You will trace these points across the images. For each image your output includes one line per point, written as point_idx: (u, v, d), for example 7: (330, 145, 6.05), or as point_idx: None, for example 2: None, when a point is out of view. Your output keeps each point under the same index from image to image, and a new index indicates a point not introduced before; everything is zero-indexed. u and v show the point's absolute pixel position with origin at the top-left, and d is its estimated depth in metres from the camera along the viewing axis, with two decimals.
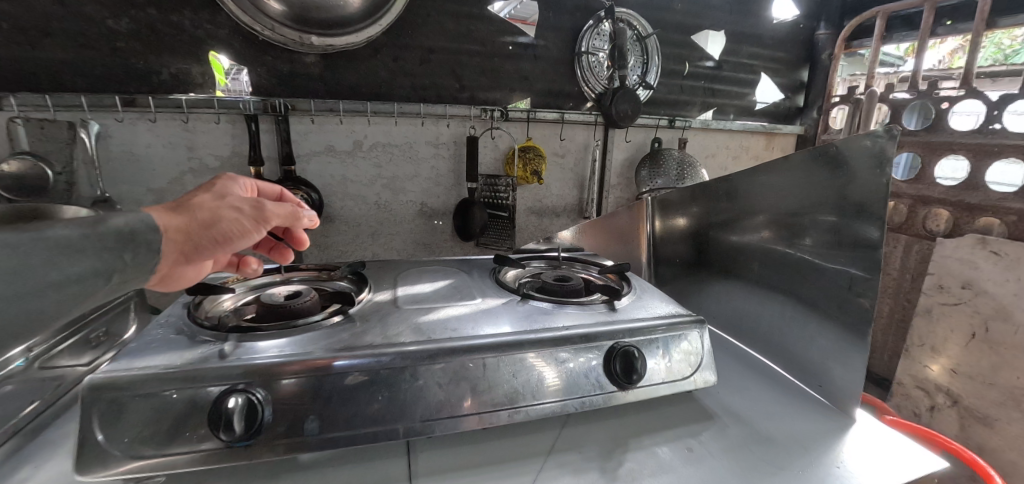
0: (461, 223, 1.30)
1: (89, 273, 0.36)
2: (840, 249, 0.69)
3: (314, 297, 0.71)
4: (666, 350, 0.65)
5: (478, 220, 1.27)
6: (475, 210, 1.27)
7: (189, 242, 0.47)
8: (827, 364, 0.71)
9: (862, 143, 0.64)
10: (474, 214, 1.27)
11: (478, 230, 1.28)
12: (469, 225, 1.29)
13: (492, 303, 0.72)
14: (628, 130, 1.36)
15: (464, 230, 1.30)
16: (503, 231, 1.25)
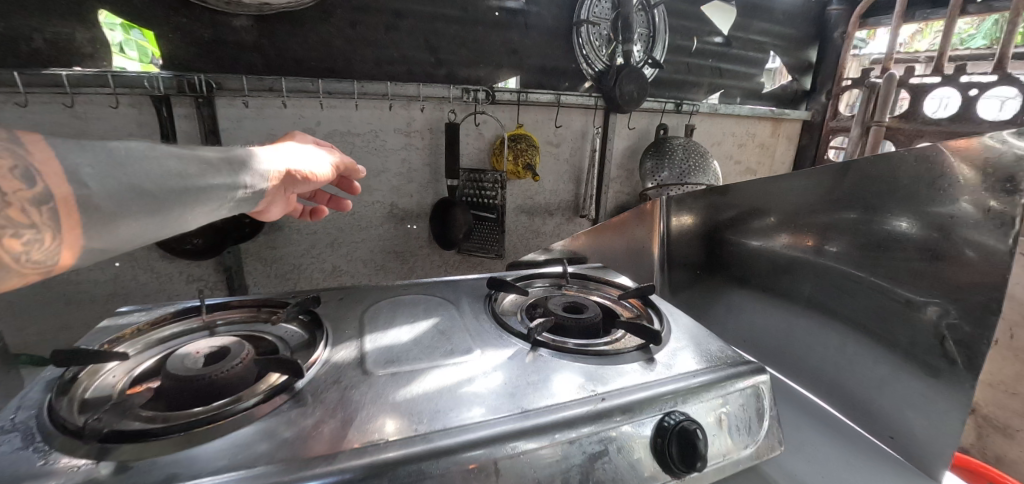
0: (442, 227, 1.13)
1: (212, 178, 0.40)
2: (934, 280, 0.54)
3: (249, 357, 0.52)
4: (726, 415, 0.51)
5: (459, 223, 1.09)
6: (456, 209, 1.09)
7: (288, 184, 0.55)
8: (904, 413, 0.58)
9: (975, 147, 0.49)
10: (455, 215, 1.09)
11: (460, 234, 1.10)
12: (451, 228, 1.11)
13: (494, 358, 0.54)
14: (631, 115, 1.20)
15: (446, 235, 1.12)
16: (492, 234, 1.07)
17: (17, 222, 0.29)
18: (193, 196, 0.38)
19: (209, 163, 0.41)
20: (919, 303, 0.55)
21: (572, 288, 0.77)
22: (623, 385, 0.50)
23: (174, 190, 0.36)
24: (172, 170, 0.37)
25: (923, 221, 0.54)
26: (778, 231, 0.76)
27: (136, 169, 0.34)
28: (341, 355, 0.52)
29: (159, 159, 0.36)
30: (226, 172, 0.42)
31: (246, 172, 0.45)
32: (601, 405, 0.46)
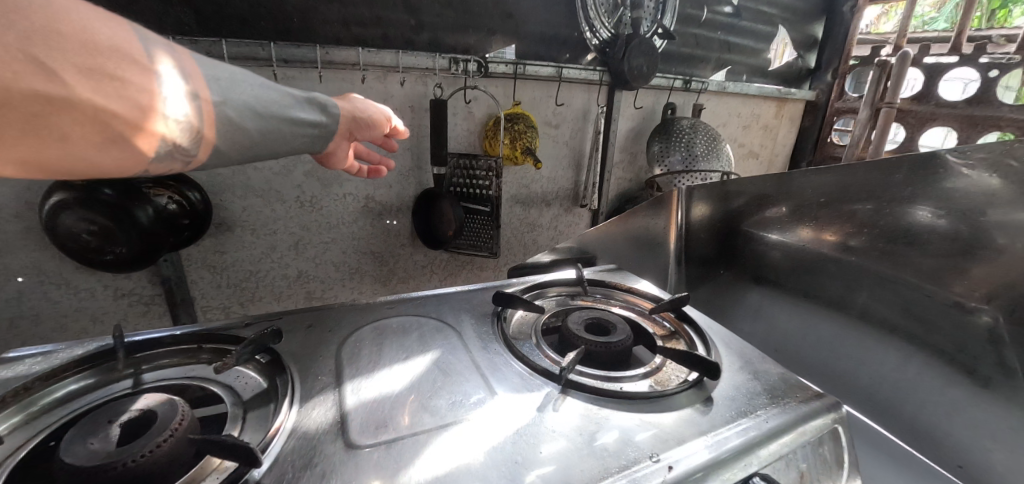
0: (426, 223, 0.98)
1: (299, 109, 0.43)
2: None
3: (184, 425, 0.38)
4: (807, 468, 0.40)
5: (446, 218, 0.94)
6: (442, 203, 0.94)
7: (352, 124, 0.54)
8: (981, 442, 0.50)
9: None
10: (442, 209, 0.94)
11: (449, 231, 0.95)
12: (437, 224, 0.96)
13: (512, 408, 0.41)
14: (637, 93, 1.09)
15: (433, 231, 0.98)
16: (484, 228, 0.96)
17: (177, 112, 0.31)
18: (286, 124, 0.41)
19: (297, 95, 0.44)
20: (965, 304, 0.52)
21: (590, 298, 0.66)
22: (684, 441, 0.38)
23: (274, 114, 0.39)
24: (272, 96, 0.39)
25: (943, 208, 0.55)
26: (796, 224, 0.71)
27: (247, 90, 0.37)
28: (317, 417, 0.38)
29: (260, 84, 0.39)
30: (308, 105, 0.45)
31: (321, 107, 0.47)
32: (668, 477, 0.34)
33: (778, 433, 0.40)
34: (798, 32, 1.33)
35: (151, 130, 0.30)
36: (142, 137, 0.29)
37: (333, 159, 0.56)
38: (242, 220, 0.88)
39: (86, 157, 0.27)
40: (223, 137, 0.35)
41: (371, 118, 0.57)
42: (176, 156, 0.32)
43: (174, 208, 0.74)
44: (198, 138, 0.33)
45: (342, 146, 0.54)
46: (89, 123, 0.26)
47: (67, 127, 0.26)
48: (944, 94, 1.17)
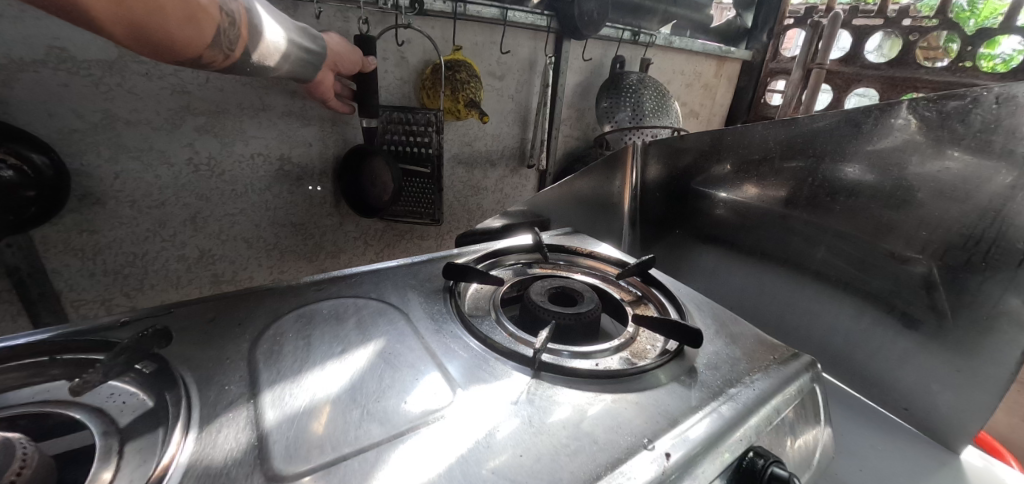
0: (355, 188, 0.86)
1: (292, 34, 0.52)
2: (945, 231, 0.48)
3: (26, 471, 0.27)
4: (789, 433, 0.39)
5: (381, 182, 0.85)
6: (375, 161, 0.84)
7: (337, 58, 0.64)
8: (928, 386, 0.51)
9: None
10: (372, 170, 0.85)
11: (384, 197, 0.85)
12: (369, 188, 0.86)
13: (482, 402, 0.35)
14: (585, 44, 1.02)
15: (363, 198, 0.87)
16: (422, 194, 0.88)
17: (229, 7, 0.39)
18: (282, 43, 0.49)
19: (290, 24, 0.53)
20: (903, 256, 0.51)
21: (550, 265, 0.60)
22: (676, 422, 0.34)
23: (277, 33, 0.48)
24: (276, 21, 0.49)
25: (869, 163, 0.53)
26: (743, 181, 0.68)
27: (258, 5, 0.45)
28: (224, 444, 0.29)
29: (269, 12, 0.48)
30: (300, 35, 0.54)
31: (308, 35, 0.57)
32: (667, 466, 0.30)
33: (767, 400, 0.38)
34: None
35: (215, 16, 0.37)
36: (204, 24, 0.36)
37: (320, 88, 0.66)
38: (115, 190, 0.70)
39: (172, 32, 0.35)
40: (253, 37, 0.43)
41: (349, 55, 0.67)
42: (223, 47, 0.39)
43: (12, 176, 0.56)
44: (240, 33, 0.40)
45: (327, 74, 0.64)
46: (179, 1, 0.35)
47: (166, 1, 0.34)
48: (864, 54, 1.17)
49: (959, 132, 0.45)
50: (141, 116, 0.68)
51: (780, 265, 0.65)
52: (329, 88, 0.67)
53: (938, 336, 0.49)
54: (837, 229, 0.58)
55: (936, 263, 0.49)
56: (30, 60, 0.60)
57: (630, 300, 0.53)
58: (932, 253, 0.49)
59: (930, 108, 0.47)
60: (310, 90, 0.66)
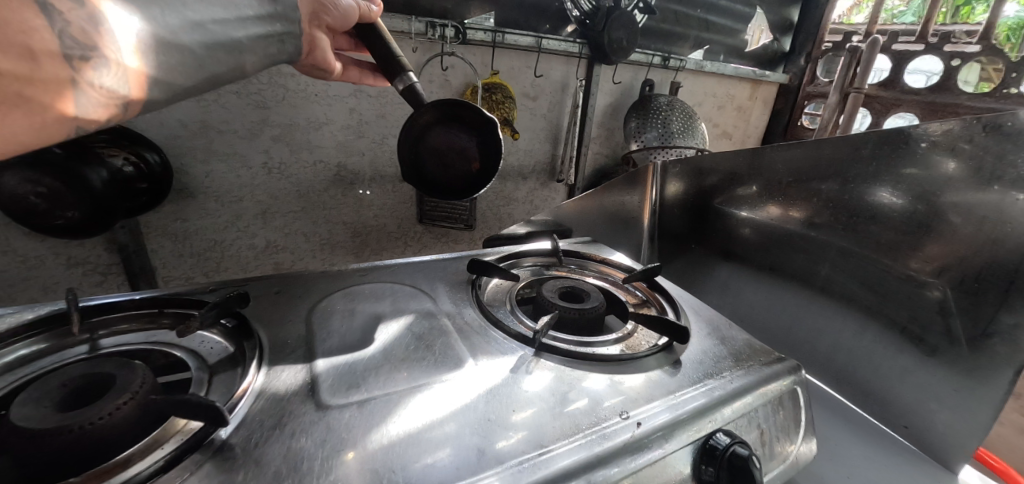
0: (433, 187, 0.63)
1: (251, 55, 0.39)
2: (945, 257, 0.49)
3: (145, 383, 0.36)
4: (766, 427, 0.43)
5: (455, 150, 0.60)
6: (424, 133, 0.60)
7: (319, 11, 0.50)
8: (925, 405, 0.53)
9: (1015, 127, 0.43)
10: (427, 145, 0.61)
11: (468, 170, 0.61)
12: (443, 176, 0.62)
13: (491, 372, 0.42)
14: (616, 68, 1.09)
15: (450, 187, 0.63)
16: (494, 143, 0.60)
17: (81, 45, 0.25)
18: (225, 62, 0.36)
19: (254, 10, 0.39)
20: (919, 280, 0.52)
21: (565, 269, 0.67)
22: (653, 401, 0.40)
23: (226, 52, 0.36)
24: (231, 39, 0.36)
25: (904, 187, 0.52)
26: (763, 201, 0.70)
27: (202, 15, 0.33)
28: (287, 380, 0.38)
29: (233, 26, 0.36)
30: (254, 64, 0.40)
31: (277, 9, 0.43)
32: (637, 432, 0.36)
33: (742, 394, 0.42)
34: (774, 14, 1.35)
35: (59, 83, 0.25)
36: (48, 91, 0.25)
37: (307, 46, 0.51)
38: (205, 187, 0.84)
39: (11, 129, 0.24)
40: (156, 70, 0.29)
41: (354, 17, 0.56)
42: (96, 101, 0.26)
43: (129, 170, 0.70)
44: (125, 77, 0.27)
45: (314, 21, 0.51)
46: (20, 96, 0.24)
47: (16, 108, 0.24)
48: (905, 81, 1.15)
49: (951, 156, 0.48)
50: (229, 126, 0.81)
51: (791, 282, 0.67)
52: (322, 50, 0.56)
53: (934, 355, 0.51)
54: (841, 247, 0.60)
55: (949, 285, 0.49)
56: None
57: (633, 302, 0.59)
58: (942, 275, 0.50)
59: (925, 135, 0.50)
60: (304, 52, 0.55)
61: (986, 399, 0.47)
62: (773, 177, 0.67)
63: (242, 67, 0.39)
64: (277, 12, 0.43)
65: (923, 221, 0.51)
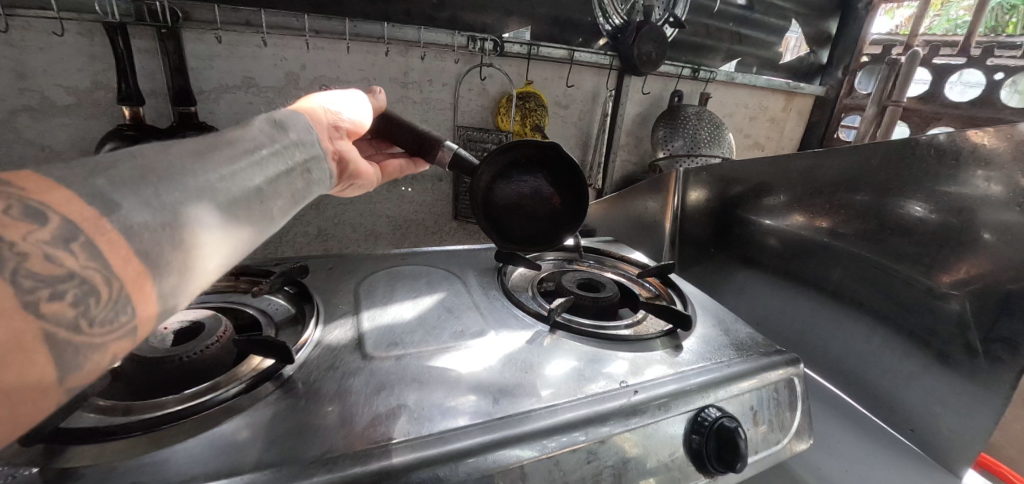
0: (534, 242, 0.61)
1: (273, 202, 0.32)
2: (969, 271, 0.51)
3: (227, 334, 0.44)
4: (760, 409, 0.47)
5: (528, 195, 0.60)
6: (496, 196, 0.60)
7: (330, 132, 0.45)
8: (930, 408, 0.55)
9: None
10: (506, 205, 0.60)
11: (553, 208, 0.62)
12: (535, 228, 0.62)
13: (510, 342, 0.48)
14: (646, 79, 1.14)
15: (549, 231, 0.62)
16: (563, 171, 0.61)
17: (47, 278, 0.20)
18: (242, 220, 0.29)
19: (271, 148, 0.33)
20: (941, 293, 0.54)
21: (585, 264, 0.72)
22: (654, 376, 0.45)
23: (240, 208, 0.29)
24: (240, 193, 0.29)
25: (934, 200, 0.53)
26: (789, 210, 0.72)
27: (195, 177, 0.26)
28: (340, 336, 0.46)
29: (241, 176, 0.29)
30: (279, 208, 0.33)
31: (296, 135, 0.37)
32: (636, 398, 0.41)
33: (739, 377, 0.46)
34: (810, 26, 1.38)
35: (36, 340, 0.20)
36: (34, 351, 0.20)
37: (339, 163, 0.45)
38: None
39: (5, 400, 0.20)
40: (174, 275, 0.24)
41: (365, 110, 0.50)
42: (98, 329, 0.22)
43: None
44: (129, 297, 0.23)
45: (334, 137, 0.45)
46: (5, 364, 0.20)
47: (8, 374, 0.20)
48: (946, 93, 1.22)
49: (962, 166, 0.51)
50: None
51: (807, 287, 0.71)
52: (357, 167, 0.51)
53: (941, 360, 0.54)
54: (857, 253, 0.63)
55: (969, 299, 0.51)
56: (230, 85, 0.85)
57: (647, 295, 0.64)
58: (953, 281, 0.52)
59: (939, 145, 0.53)
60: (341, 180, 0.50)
61: (991, 402, 0.49)
62: (801, 188, 0.70)
63: (266, 216, 0.32)
64: (295, 140, 0.37)
65: (937, 229, 0.54)
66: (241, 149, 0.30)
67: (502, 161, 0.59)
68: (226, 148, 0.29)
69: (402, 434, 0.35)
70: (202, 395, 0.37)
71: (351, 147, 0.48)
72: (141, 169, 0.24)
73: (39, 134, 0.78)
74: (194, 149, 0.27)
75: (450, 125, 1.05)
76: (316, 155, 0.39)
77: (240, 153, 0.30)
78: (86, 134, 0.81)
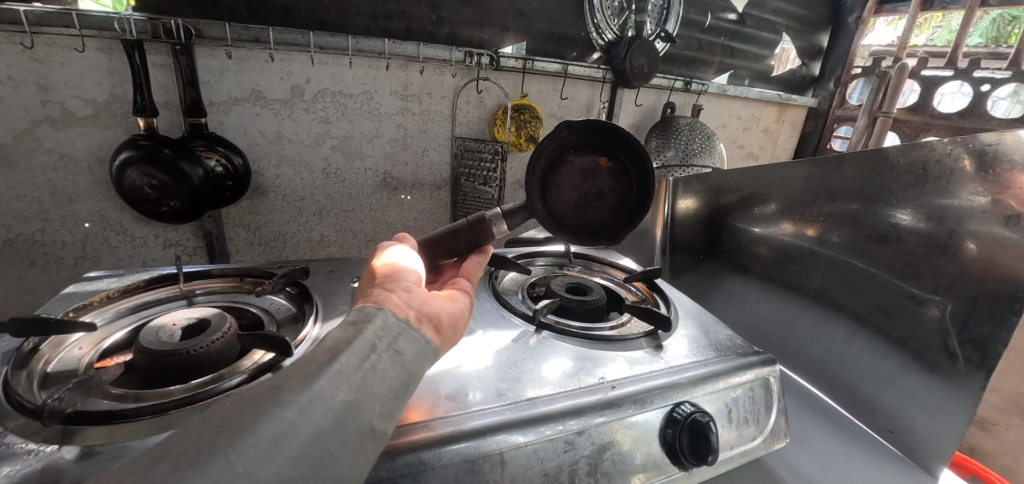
0: (622, 217, 0.57)
1: (372, 406, 0.31)
2: (952, 278, 0.52)
3: (231, 330, 0.47)
4: (735, 407, 0.49)
5: (581, 173, 0.57)
6: (560, 206, 0.58)
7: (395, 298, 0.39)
8: (908, 409, 0.57)
9: (990, 149, 0.49)
10: (572, 204, 0.58)
11: (608, 171, 0.57)
12: (611, 203, 0.58)
13: (498, 339, 0.52)
14: (639, 91, 1.23)
15: (628, 189, 0.57)
16: (585, 136, 0.56)
17: None
18: (336, 451, 0.29)
19: (353, 346, 0.32)
20: (921, 299, 0.55)
21: (575, 269, 0.76)
22: (632, 374, 0.47)
23: (328, 439, 0.28)
24: (328, 422, 0.29)
25: (924, 211, 0.55)
26: (780, 218, 0.74)
27: (272, 427, 0.27)
28: None
29: (322, 397, 0.29)
30: (384, 412, 0.32)
31: (376, 321, 0.35)
32: (612, 393, 0.44)
33: (715, 377, 0.48)
34: (802, 40, 1.48)
35: None
36: None
37: (429, 324, 0.39)
38: (275, 186, 0.99)
39: None
40: None
41: (417, 261, 0.47)
42: None
43: (219, 171, 0.87)
44: None
45: (410, 298, 0.40)
46: None
47: None
48: (932, 105, 1.28)
49: (930, 174, 0.54)
50: (298, 136, 0.97)
51: (790, 291, 0.73)
52: (443, 304, 0.42)
53: (917, 362, 0.56)
54: (836, 258, 0.66)
55: (950, 305, 0.52)
56: (239, 97, 0.89)
57: (634, 299, 0.67)
58: (926, 284, 0.55)
59: (910, 155, 0.57)
60: (444, 324, 0.41)
61: (965, 403, 0.51)
62: (793, 197, 0.72)
63: (371, 429, 0.31)
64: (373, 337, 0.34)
65: (912, 235, 0.56)
66: (324, 363, 0.30)
67: (537, 179, 0.56)
68: (307, 369, 0.30)
69: None
70: (209, 386, 0.40)
71: (431, 296, 0.41)
72: (222, 427, 0.26)
73: (58, 142, 0.82)
74: (272, 388, 0.28)
75: (449, 136, 1.10)
76: (403, 333, 0.36)
77: (320, 367, 0.30)
78: (102, 143, 0.85)
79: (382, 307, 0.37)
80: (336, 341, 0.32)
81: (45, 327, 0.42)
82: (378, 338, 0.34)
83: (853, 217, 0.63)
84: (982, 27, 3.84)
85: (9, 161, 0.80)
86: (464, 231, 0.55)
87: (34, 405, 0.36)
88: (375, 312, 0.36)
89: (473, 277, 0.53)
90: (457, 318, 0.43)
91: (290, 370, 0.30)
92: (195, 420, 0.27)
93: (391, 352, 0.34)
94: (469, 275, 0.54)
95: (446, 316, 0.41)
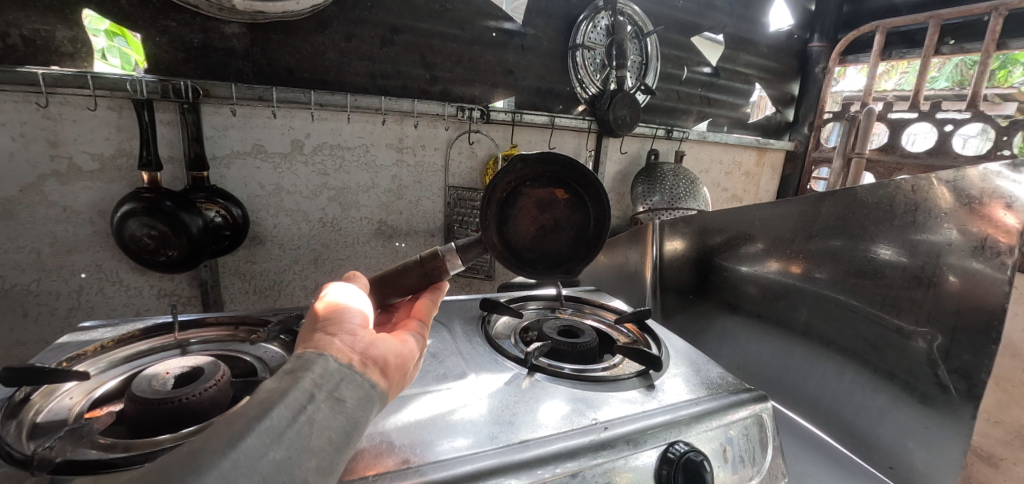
0: (579, 248, 0.61)
1: (307, 463, 0.32)
2: (932, 310, 0.54)
3: (224, 378, 0.47)
4: (731, 446, 0.48)
5: (540, 205, 0.60)
6: (517, 238, 0.60)
7: (340, 344, 0.40)
8: (905, 443, 0.57)
9: (963, 184, 0.51)
10: (531, 236, 0.60)
11: (565, 202, 0.60)
12: (568, 233, 0.61)
13: (490, 383, 0.52)
14: (623, 140, 1.30)
15: (587, 219, 0.60)
16: (542, 169, 0.59)
17: None
18: None
19: (287, 399, 0.33)
20: (908, 333, 0.56)
21: (566, 311, 0.77)
22: (620, 415, 0.47)
23: None
24: None
25: (901, 245, 0.57)
26: (767, 257, 0.76)
27: None
28: None
29: (249, 458, 0.29)
30: (320, 468, 0.32)
31: (315, 368, 0.36)
32: (604, 436, 0.43)
33: (708, 418, 0.48)
34: (774, 90, 1.60)
35: None
36: None
37: (374, 366, 0.41)
38: (272, 236, 1.01)
39: None
40: None
41: (362, 300, 0.48)
42: None
43: (218, 221, 0.90)
44: None
45: (354, 342, 0.41)
46: None
47: None
48: (904, 145, 1.36)
49: (899, 211, 0.58)
50: (297, 188, 1.00)
51: (780, 328, 0.74)
52: (393, 344, 0.44)
53: (910, 396, 0.56)
54: (819, 294, 0.68)
55: (937, 338, 0.53)
56: (240, 152, 0.93)
57: (625, 340, 0.67)
58: (908, 318, 0.56)
59: (878, 193, 0.60)
60: (394, 365, 0.43)
61: (961, 436, 0.51)
62: (775, 237, 0.75)
63: None
64: (310, 383, 0.35)
65: (891, 270, 0.58)
66: (254, 420, 0.31)
67: (494, 212, 0.58)
68: (232, 428, 0.30)
69: (379, 471, 0.37)
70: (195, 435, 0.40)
71: (377, 338, 0.43)
72: None
73: (63, 196, 0.85)
74: (202, 454, 0.28)
75: (441, 185, 1.15)
76: (346, 378, 0.37)
77: (248, 424, 0.31)
78: (106, 196, 0.88)
79: (323, 353, 0.38)
80: (269, 394, 0.33)
81: (37, 375, 0.42)
82: (317, 386, 0.35)
83: (832, 254, 0.66)
84: (947, 71, 4.13)
85: (10, 211, 0.82)
86: (417, 268, 0.56)
87: (23, 455, 0.35)
88: (316, 358, 0.37)
89: (426, 316, 0.55)
90: (410, 356, 0.45)
91: (213, 433, 0.30)
92: (158, 474, 0.27)
93: (331, 401, 0.35)
94: (421, 314, 0.54)
95: (397, 356, 0.43)
